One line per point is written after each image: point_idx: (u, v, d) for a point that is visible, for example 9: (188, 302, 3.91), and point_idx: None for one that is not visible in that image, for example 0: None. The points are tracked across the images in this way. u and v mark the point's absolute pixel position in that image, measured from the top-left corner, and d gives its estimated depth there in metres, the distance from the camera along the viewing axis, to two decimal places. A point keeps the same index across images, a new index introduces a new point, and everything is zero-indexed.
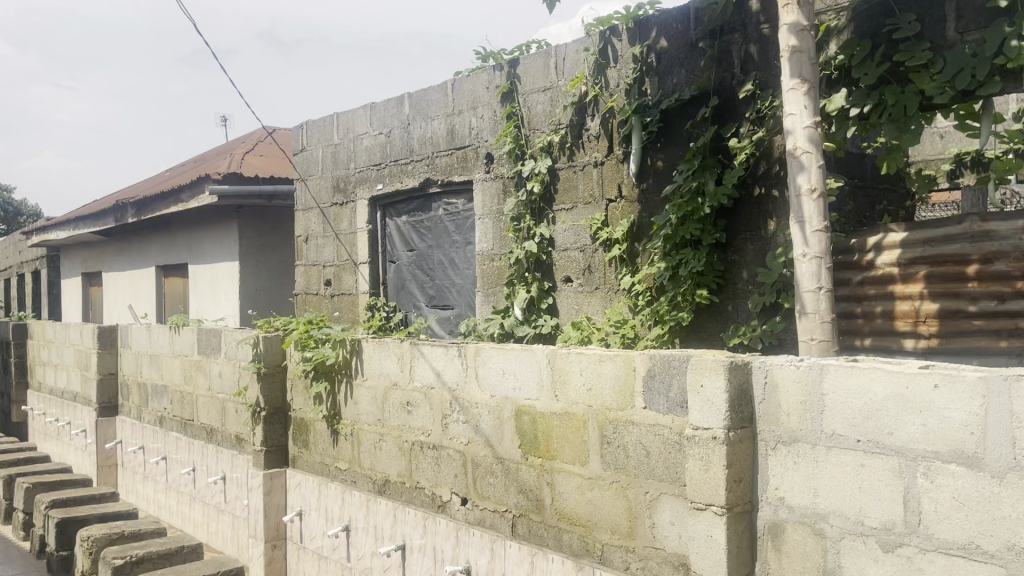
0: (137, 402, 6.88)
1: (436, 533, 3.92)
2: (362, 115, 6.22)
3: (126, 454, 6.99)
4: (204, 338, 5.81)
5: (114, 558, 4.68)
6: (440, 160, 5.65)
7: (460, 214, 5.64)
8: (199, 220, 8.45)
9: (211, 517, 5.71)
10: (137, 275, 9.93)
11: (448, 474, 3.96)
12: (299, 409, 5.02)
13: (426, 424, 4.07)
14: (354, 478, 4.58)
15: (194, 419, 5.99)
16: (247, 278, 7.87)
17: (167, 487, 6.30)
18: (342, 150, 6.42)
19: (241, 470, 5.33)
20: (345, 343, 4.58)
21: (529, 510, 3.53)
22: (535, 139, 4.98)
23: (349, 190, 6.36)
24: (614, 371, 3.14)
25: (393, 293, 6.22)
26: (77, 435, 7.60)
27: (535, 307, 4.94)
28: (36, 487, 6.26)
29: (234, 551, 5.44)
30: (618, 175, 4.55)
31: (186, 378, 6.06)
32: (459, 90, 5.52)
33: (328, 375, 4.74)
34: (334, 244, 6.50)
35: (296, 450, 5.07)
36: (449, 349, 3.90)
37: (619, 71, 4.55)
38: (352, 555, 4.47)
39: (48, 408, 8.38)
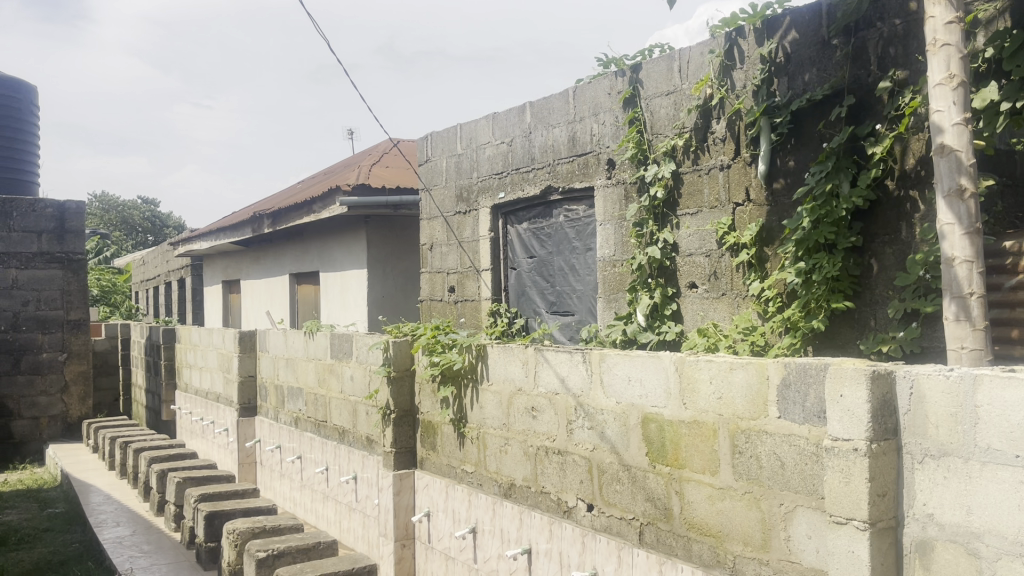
0: (274, 403, 7.24)
1: (562, 538, 3.94)
2: (484, 126, 6.33)
3: (265, 452, 7.37)
4: (337, 342, 6.06)
5: (258, 551, 4.94)
6: (562, 167, 5.68)
7: (581, 221, 5.66)
8: (330, 230, 8.82)
9: (343, 515, 5.95)
10: (273, 283, 10.46)
11: (573, 479, 3.97)
12: (427, 412, 5.16)
13: (552, 430, 4.09)
14: (480, 481, 4.66)
15: (327, 421, 6.26)
16: (374, 285, 8.16)
17: (302, 485, 6.60)
18: (465, 159, 6.55)
19: (371, 470, 5.53)
20: (471, 349, 4.67)
21: (657, 518, 3.50)
22: (658, 143, 4.93)
23: (472, 199, 6.49)
24: (745, 379, 3.07)
25: (514, 299, 6.30)
26: (220, 434, 8.07)
27: (658, 313, 4.89)
28: (186, 482, 6.69)
29: (365, 548, 5.63)
30: (745, 178, 4.45)
31: (320, 381, 6.34)
32: (580, 97, 5.54)
33: (454, 380, 4.85)
34: (458, 251, 6.64)
35: (423, 452, 5.22)
36: (574, 354, 3.92)
37: (747, 72, 4.46)
38: (479, 556, 4.54)
39: (195, 407, 8.94)
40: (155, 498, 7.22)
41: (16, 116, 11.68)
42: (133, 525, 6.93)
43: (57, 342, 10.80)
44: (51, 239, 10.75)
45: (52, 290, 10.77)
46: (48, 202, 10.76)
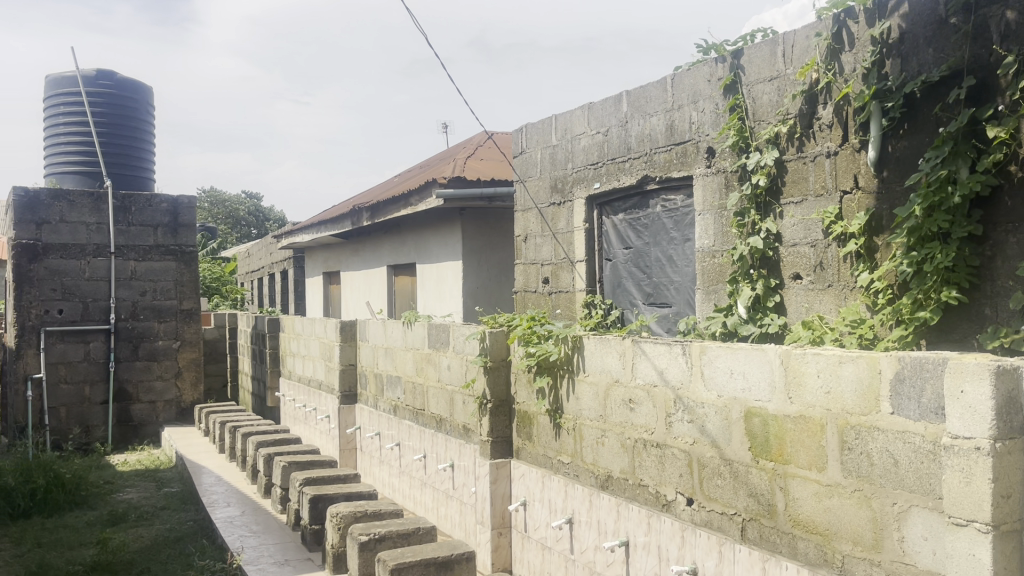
0: (374, 391, 7.42)
1: (661, 532, 3.90)
2: (580, 116, 6.30)
3: (365, 439, 7.57)
4: (434, 332, 6.16)
5: (361, 534, 5.08)
6: (659, 157, 5.60)
7: (679, 211, 5.57)
8: (426, 222, 8.96)
9: (441, 502, 6.05)
10: (372, 274, 10.72)
11: (672, 473, 3.92)
12: (523, 402, 5.19)
13: (650, 422, 4.05)
14: (577, 472, 4.66)
15: (425, 409, 6.37)
16: (469, 277, 8.25)
17: (401, 471, 6.75)
18: (560, 150, 6.53)
19: (468, 458, 5.61)
20: (567, 340, 4.67)
21: (760, 514, 3.42)
22: (760, 131, 4.80)
23: (567, 190, 6.47)
24: (856, 373, 2.96)
25: (610, 291, 6.26)
26: (322, 420, 8.34)
27: (760, 305, 4.76)
28: (291, 466, 6.95)
29: (462, 535, 5.71)
30: (854, 165, 4.28)
31: (418, 370, 6.46)
32: (679, 85, 5.44)
33: (550, 371, 4.85)
34: (553, 242, 6.63)
35: (519, 441, 5.25)
36: (673, 347, 3.86)
37: (856, 55, 4.30)
38: (576, 547, 4.54)
39: (299, 394, 9.26)
40: (262, 480, 7.52)
41: (133, 117, 12.29)
42: (242, 505, 7.23)
43: (172, 330, 11.37)
44: (165, 232, 11.32)
45: (166, 281, 11.34)
46: (163, 197, 11.33)
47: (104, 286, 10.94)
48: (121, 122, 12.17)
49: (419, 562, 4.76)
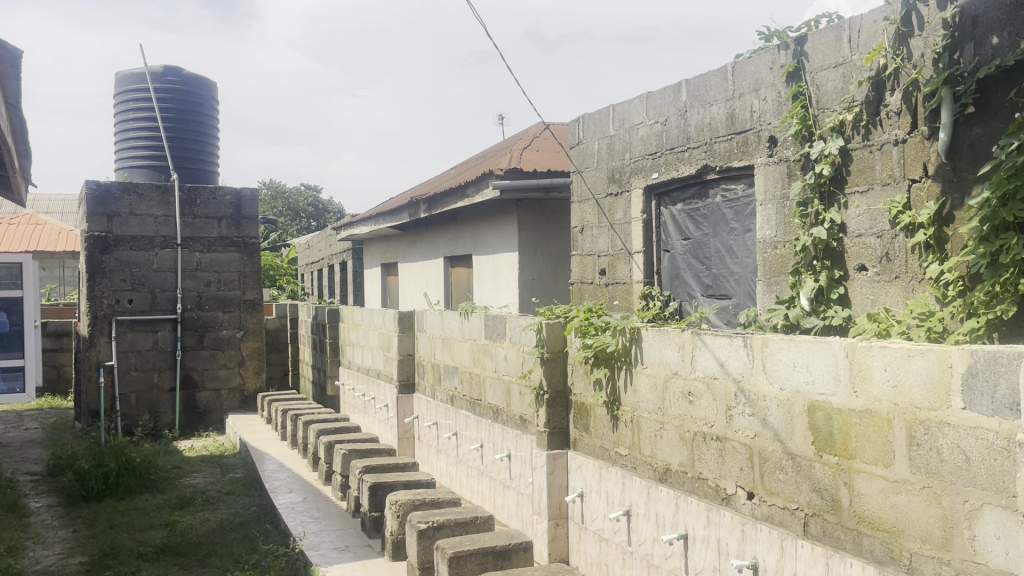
0: (431, 381, 7.50)
1: (720, 526, 3.86)
2: (638, 106, 6.24)
3: (423, 429, 7.66)
4: (491, 323, 6.19)
5: (420, 522, 5.15)
6: (719, 146, 5.52)
7: (740, 201, 5.49)
8: (483, 213, 9.00)
9: (497, 492, 6.09)
10: (429, 265, 10.82)
11: (733, 466, 3.88)
12: (580, 393, 5.18)
13: (710, 415, 4.01)
14: (634, 464, 4.63)
15: (482, 399, 6.41)
16: (525, 269, 8.26)
17: (458, 461, 6.81)
18: (617, 140, 6.48)
19: (525, 449, 5.63)
20: (625, 332, 4.64)
21: (824, 510, 3.36)
22: (825, 118, 4.70)
23: (624, 180, 6.41)
24: (925, 366, 2.88)
25: (668, 282, 6.21)
26: (381, 410, 8.46)
27: (823, 297, 4.66)
28: (351, 453, 7.06)
29: (519, 525, 5.74)
30: (923, 153, 4.16)
31: (475, 360, 6.50)
32: (740, 73, 5.35)
33: (608, 363, 4.83)
34: (609, 234, 6.59)
35: (576, 433, 5.24)
36: (734, 339, 3.81)
37: (926, 39, 4.17)
38: (634, 539, 4.53)
39: (358, 383, 9.41)
40: (323, 467, 7.67)
41: (204, 117, 12.72)
42: (304, 491, 7.39)
43: (236, 320, 11.65)
44: (229, 224, 11.60)
45: (230, 272, 11.62)
46: (227, 190, 11.60)
47: (171, 277, 11.26)
48: (193, 120, 12.56)
49: (477, 552, 4.80)
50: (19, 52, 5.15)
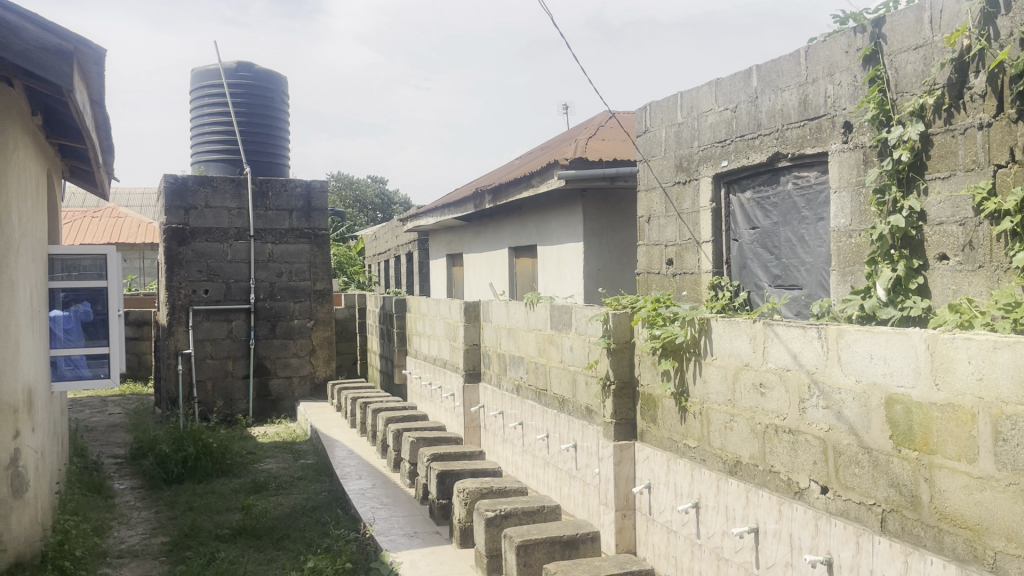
0: (497, 370, 7.54)
1: (793, 520, 3.80)
2: (707, 93, 6.14)
3: (489, 418, 7.72)
4: (557, 314, 6.18)
5: (488, 510, 5.19)
6: (791, 133, 5.40)
7: (812, 188, 5.36)
8: (548, 203, 8.99)
9: (563, 481, 6.10)
10: (494, 255, 10.86)
11: (806, 460, 3.80)
12: (647, 384, 5.13)
13: (782, 408, 3.94)
14: (703, 456, 4.58)
15: (548, 389, 6.41)
16: (591, 259, 8.22)
17: (524, 450, 6.84)
18: (686, 128, 6.38)
19: (592, 439, 5.62)
20: (694, 323, 4.58)
21: (902, 506, 3.27)
22: (904, 103, 4.54)
23: (693, 169, 6.32)
24: (1012, 359, 2.77)
25: (737, 272, 6.10)
26: (447, 398, 8.56)
27: (901, 287, 4.51)
28: (419, 441, 7.16)
29: (586, 515, 5.74)
30: (1010, 137, 3.98)
31: (541, 351, 6.51)
32: (813, 57, 5.22)
33: (676, 354, 4.78)
34: (677, 223, 6.49)
35: (644, 424, 5.20)
36: (808, 330, 3.73)
37: (1013, 18, 3.99)
38: (703, 532, 4.48)
39: (424, 372, 9.53)
40: (391, 455, 7.80)
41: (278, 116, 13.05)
42: (373, 478, 7.53)
43: (306, 309, 11.92)
44: (300, 216, 11.86)
45: (301, 263, 11.88)
46: (297, 182, 11.84)
47: (244, 268, 11.57)
48: (268, 118, 12.89)
49: (544, 541, 4.82)
50: (103, 50, 5.32)
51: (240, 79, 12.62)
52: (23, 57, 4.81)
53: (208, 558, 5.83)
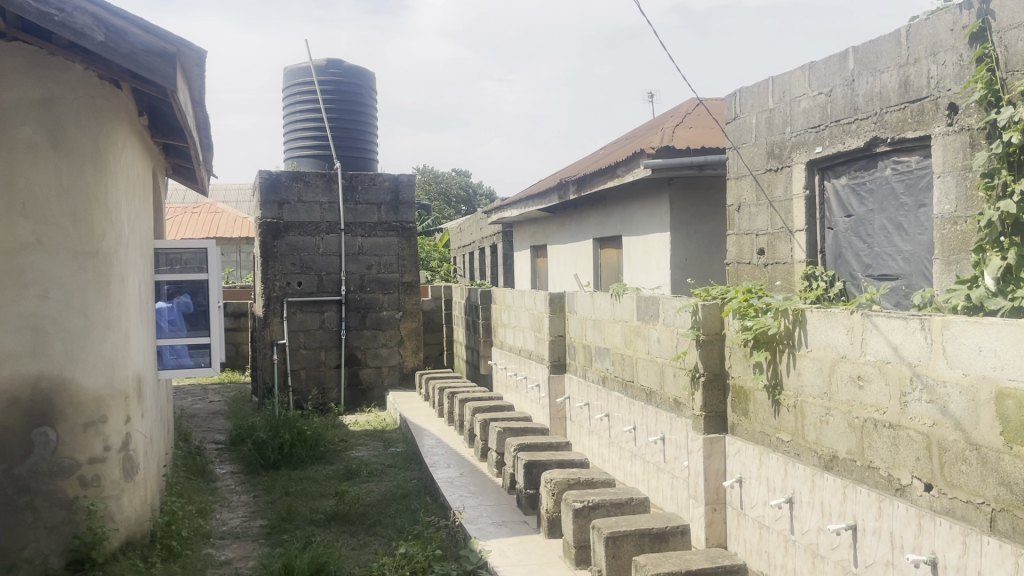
0: (582, 361, 7.52)
1: (894, 518, 3.67)
2: (800, 77, 5.96)
3: (574, 409, 7.72)
4: (644, 305, 6.12)
5: (576, 501, 5.19)
6: (891, 117, 5.19)
7: (913, 174, 5.14)
8: (633, 193, 8.90)
9: (651, 474, 6.04)
10: (578, 246, 10.84)
11: (908, 456, 3.66)
12: (738, 376, 5.03)
13: (882, 402, 3.80)
14: (797, 451, 4.46)
15: (634, 380, 6.36)
16: (677, 249, 8.11)
17: (611, 442, 6.81)
18: (778, 114, 6.21)
19: (680, 432, 5.55)
20: (788, 314, 4.46)
21: (1013, 505, 3.11)
22: (1014, 82, 4.30)
23: (785, 155, 6.14)
24: None
25: (832, 261, 5.90)
26: (533, 389, 8.60)
27: (1011, 276, 4.18)
28: (505, 432, 7.22)
29: (674, 508, 5.68)
30: None
31: (627, 342, 6.46)
32: (915, 36, 5.00)
33: (769, 345, 4.66)
34: (768, 212, 6.33)
35: (734, 417, 5.10)
36: (910, 322, 3.59)
37: None
38: (797, 528, 4.38)
39: (510, 363, 9.61)
40: (479, 444, 7.89)
41: (368, 113, 13.35)
42: (461, 467, 7.63)
43: (395, 301, 12.15)
44: (388, 210, 12.08)
45: (389, 256, 12.12)
46: (385, 176, 12.07)
47: (335, 260, 11.87)
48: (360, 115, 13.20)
49: (634, 533, 4.80)
50: (203, 51, 5.53)
51: (333, 76, 12.93)
52: (131, 60, 5.06)
53: (304, 541, 6.03)
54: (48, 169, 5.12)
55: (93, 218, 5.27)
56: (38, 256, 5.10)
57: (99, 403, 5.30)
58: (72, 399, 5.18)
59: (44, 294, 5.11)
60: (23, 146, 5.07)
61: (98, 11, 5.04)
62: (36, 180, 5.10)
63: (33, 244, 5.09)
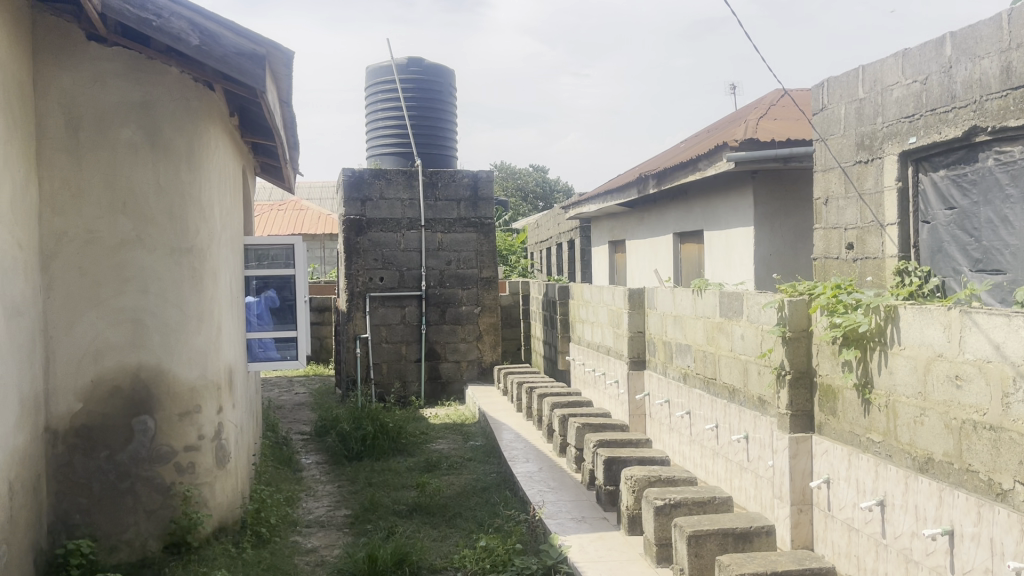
0: (662, 357, 7.44)
1: (994, 523, 3.51)
2: (893, 65, 5.74)
3: (654, 406, 7.65)
4: (727, 301, 6.00)
5: (657, 498, 5.13)
6: (991, 105, 4.95)
7: (1016, 164, 4.90)
8: (715, 186, 8.74)
9: (734, 474, 5.94)
10: (658, 241, 10.72)
11: (1010, 459, 3.48)
12: (826, 375, 4.88)
13: (982, 403, 3.63)
14: (889, 452, 4.30)
15: (717, 378, 6.25)
16: (761, 244, 7.94)
17: (692, 440, 6.72)
18: (868, 104, 6.00)
19: (765, 431, 5.43)
20: (880, 310, 4.31)
21: None
22: None
23: (876, 146, 5.94)
24: None
25: (927, 256, 5.68)
26: (612, 385, 8.56)
27: None
28: (585, 427, 7.21)
29: (758, 508, 5.57)
30: None
31: (709, 339, 6.36)
32: (1018, 20, 4.74)
33: (859, 343, 4.51)
34: (857, 205, 6.13)
35: (822, 417, 4.96)
36: (1013, 319, 3.41)
37: None
38: (888, 531, 4.24)
39: (588, 358, 9.58)
40: (557, 440, 7.90)
41: (447, 111, 13.47)
42: (539, 461, 7.65)
43: (474, 297, 12.26)
44: (467, 206, 12.19)
45: (468, 252, 12.22)
46: (465, 173, 12.17)
47: (416, 256, 12.04)
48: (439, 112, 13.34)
49: (716, 532, 4.72)
50: (291, 53, 5.69)
51: (413, 74, 13.12)
52: (223, 63, 5.24)
53: (387, 531, 6.16)
54: (147, 169, 5.35)
55: (188, 215, 5.49)
56: (137, 252, 5.33)
57: (194, 393, 5.53)
58: (170, 389, 5.41)
59: (144, 289, 5.34)
60: (124, 147, 5.31)
61: (193, 16, 5.22)
62: (136, 179, 5.33)
63: (133, 241, 5.33)
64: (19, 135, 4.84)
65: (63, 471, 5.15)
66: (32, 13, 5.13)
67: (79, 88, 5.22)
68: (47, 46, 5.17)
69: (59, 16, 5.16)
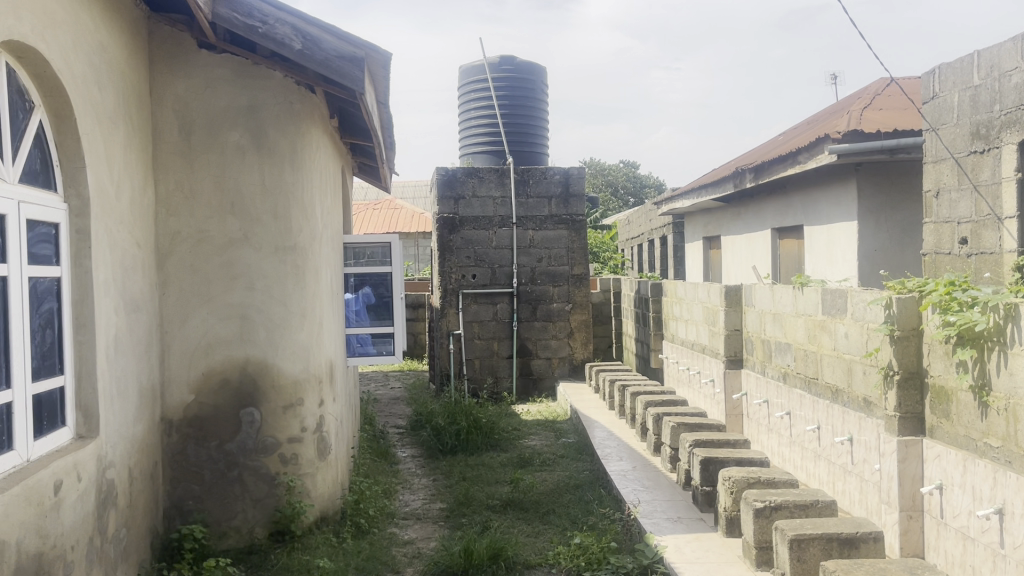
0: (761, 357, 7.27)
1: None
2: (1011, 50, 5.41)
3: (752, 406, 7.48)
4: (831, 298, 5.80)
5: (756, 501, 5.01)
6: None
7: None
8: (816, 180, 8.47)
9: (838, 477, 5.74)
10: (755, 237, 10.46)
11: None
12: (938, 376, 4.66)
13: None
14: (1008, 458, 4.06)
15: (819, 378, 6.05)
16: (866, 239, 7.65)
17: (792, 441, 6.53)
18: (984, 91, 5.69)
19: (871, 434, 5.24)
20: (998, 308, 4.07)
21: None
22: None
23: (993, 135, 5.62)
24: None
25: None
26: (707, 384, 8.41)
27: None
28: (680, 427, 7.10)
29: (863, 513, 5.37)
30: None
31: (811, 337, 6.16)
32: None
33: (974, 343, 4.29)
34: (972, 197, 5.83)
35: (934, 419, 4.74)
36: None
37: None
38: (1008, 542, 4.01)
39: (682, 357, 9.44)
40: (651, 438, 7.81)
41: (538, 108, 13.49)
42: (633, 460, 7.58)
43: (565, 294, 12.23)
44: (558, 203, 12.13)
45: (559, 249, 12.20)
46: (556, 170, 12.07)
47: (508, 254, 12.12)
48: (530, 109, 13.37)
49: (820, 536, 4.57)
50: (388, 54, 5.80)
51: (504, 72, 13.18)
52: (325, 66, 5.39)
53: (483, 525, 6.24)
54: (253, 170, 5.56)
55: (292, 215, 5.67)
56: (244, 250, 5.55)
57: (298, 386, 5.70)
58: (274, 382, 5.60)
59: (250, 286, 5.55)
60: (232, 149, 5.53)
61: (296, 22, 5.39)
62: (243, 180, 5.54)
63: (241, 240, 5.54)
64: (138, 139, 5.11)
65: (178, 458, 5.43)
66: (149, 24, 5.40)
67: (192, 95, 5.47)
68: (163, 54, 5.44)
69: (174, 26, 5.42)
